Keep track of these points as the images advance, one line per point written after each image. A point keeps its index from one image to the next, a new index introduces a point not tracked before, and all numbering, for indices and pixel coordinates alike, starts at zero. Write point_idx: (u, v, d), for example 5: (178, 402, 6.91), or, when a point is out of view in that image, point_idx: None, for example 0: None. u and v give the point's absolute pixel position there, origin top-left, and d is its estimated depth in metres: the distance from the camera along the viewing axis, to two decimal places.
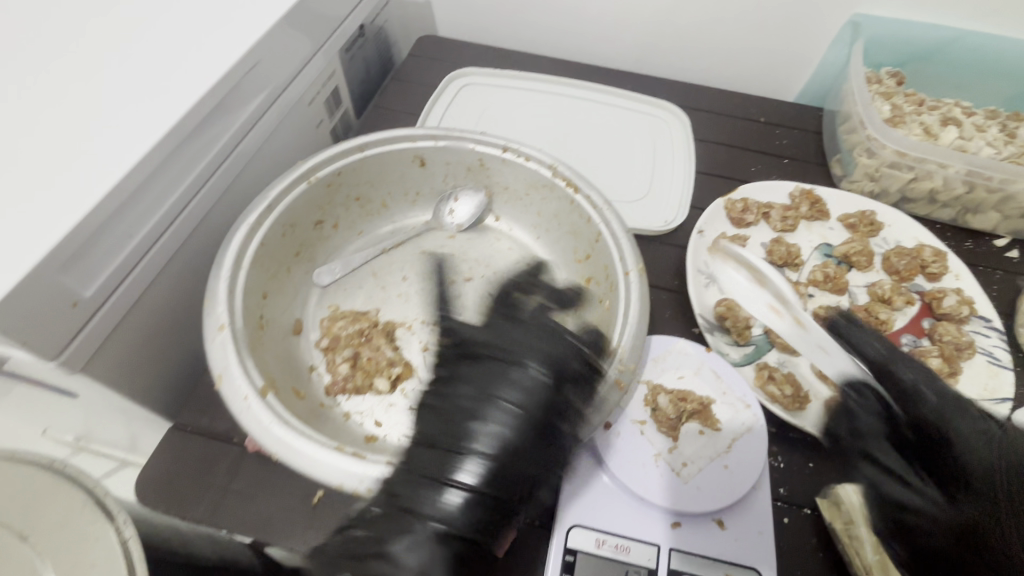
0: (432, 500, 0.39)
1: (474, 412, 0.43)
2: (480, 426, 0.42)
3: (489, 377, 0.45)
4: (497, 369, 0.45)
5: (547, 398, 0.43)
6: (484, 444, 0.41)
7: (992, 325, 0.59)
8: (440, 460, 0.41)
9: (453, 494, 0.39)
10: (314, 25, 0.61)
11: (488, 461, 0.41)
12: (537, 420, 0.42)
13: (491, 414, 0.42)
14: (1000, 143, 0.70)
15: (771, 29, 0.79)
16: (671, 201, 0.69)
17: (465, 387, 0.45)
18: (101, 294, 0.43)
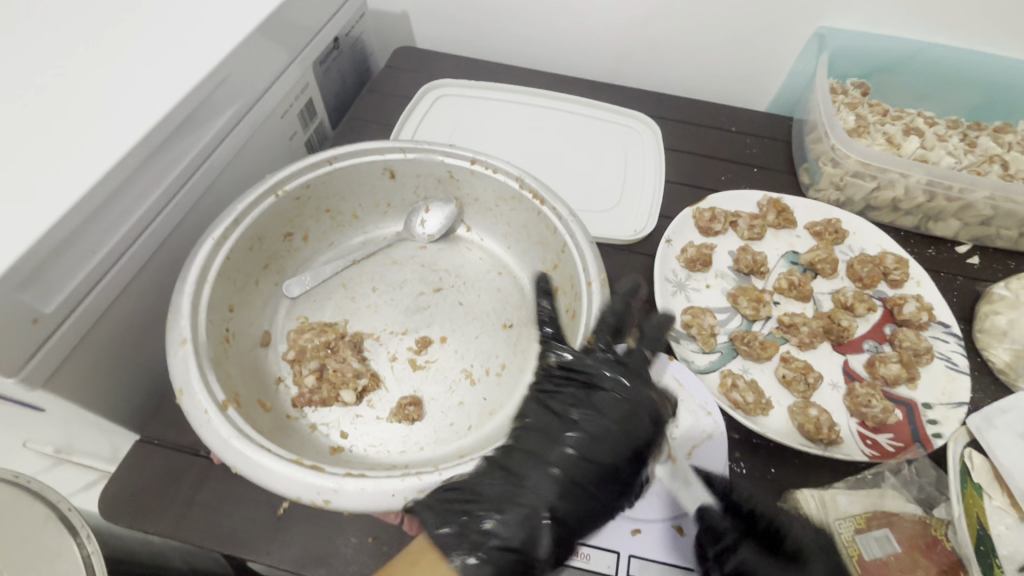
0: (496, 534, 0.39)
1: (561, 424, 0.45)
2: (568, 454, 0.43)
3: (585, 396, 0.46)
4: (594, 390, 0.46)
5: (634, 436, 0.44)
6: (549, 472, 0.42)
7: (950, 330, 0.61)
8: (519, 468, 0.42)
9: (515, 527, 0.40)
10: (287, 38, 0.62)
11: (551, 495, 0.41)
12: (604, 457, 0.43)
13: (579, 431, 0.44)
14: (960, 152, 0.72)
15: (740, 41, 0.81)
16: (641, 210, 0.70)
17: (570, 416, 0.45)
18: (64, 310, 0.43)
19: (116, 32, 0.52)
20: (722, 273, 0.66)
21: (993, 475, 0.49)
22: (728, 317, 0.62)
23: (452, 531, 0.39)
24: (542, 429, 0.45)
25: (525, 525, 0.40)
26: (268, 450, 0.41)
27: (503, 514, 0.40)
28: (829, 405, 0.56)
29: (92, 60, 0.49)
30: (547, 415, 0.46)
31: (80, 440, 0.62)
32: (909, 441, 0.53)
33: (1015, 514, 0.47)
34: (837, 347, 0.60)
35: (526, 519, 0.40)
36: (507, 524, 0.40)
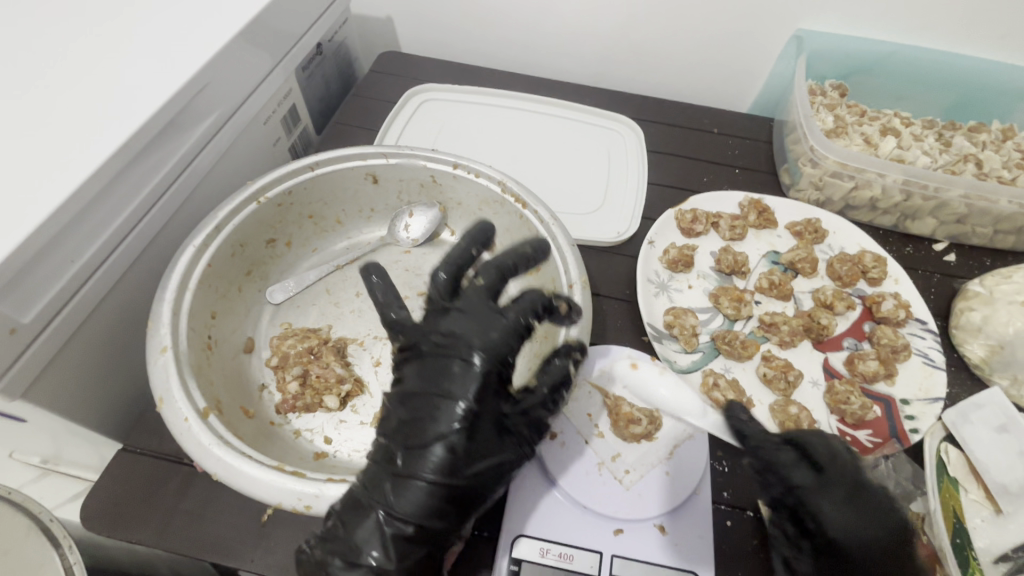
0: (379, 504, 0.39)
1: (425, 398, 0.42)
2: (415, 424, 0.42)
3: (432, 367, 0.43)
4: (439, 360, 0.43)
5: (473, 389, 0.42)
6: (429, 454, 0.40)
7: (927, 327, 0.62)
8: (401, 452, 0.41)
9: (398, 498, 0.39)
10: (268, 45, 0.62)
11: (413, 462, 0.40)
12: (449, 417, 0.41)
13: (443, 407, 0.41)
14: (936, 152, 0.74)
15: (720, 44, 0.82)
16: (623, 212, 0.71)
17: (412, 388, 0.44)
18: (42, 320, 0.42)
19: (94, 38, 0.52)
20: (704, 274, 0.67)
21: (969, 468, 0.50)
22: (709, 317, 0.63)
23: (345, 505, 0.40)
24: (398, 407, 0.44)
25: (401, 495, 0.39)
26: (249, 456, 0.41)
27: (395, 499, 0.39)
28: (809, 403, 0.57)
29: (71, 69, 0.49)
30: (394, 399, 0.44)
31: (66, 451, 0.62)
32: (887, 437, 0.54)
33: (989, 507, 0.49)
34: (817, 345, 0.61)
35: (400, 489, 0.40)
36: (381, 494, 0.40)
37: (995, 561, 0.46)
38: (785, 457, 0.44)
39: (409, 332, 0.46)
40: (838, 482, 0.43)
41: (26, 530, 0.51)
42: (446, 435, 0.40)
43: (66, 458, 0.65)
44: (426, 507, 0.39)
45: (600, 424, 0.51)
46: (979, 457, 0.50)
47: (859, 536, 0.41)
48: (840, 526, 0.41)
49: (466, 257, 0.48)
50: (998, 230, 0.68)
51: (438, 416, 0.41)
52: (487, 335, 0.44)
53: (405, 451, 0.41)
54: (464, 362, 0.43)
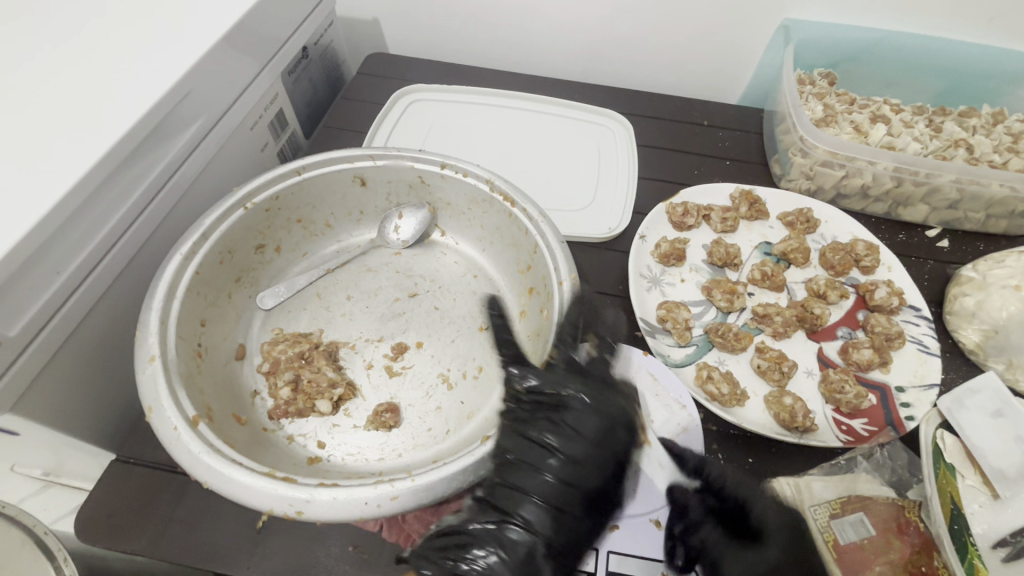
0: (525, 540, 0.40)
1: (531, 438, 0.43)
2: (563, 464, 0.42)
3: (536, 410, 0.45)
4: (546, 404, 0.45)
5: (626, 443, 0.44)
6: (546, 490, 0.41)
7: (921, 314, 0.62)
8: (508, 489, 0.41)
9: (549, 534, 0.40)
10: (254, 46, 0.61)
11: (561, 500, 0.41)
12: (601, 463, 0.42)
13: (551, 450, 0.42)
14: (926, 138, 0.73)
15: (709, 36, 0.81)
16: (614, 207, 0.71)
17: (556, 429, 0.43)
18: (27, 333, 0.42)
19: (73, 47, 0.51)
20: (696, 267, 0.66)
21: (965, 454, 0.50)
22: (702, 310, 0.63)
23: (486, 533, 0.40)
24: (534, 443, 0.43)
25: (553, 530, 0.40)
26: (239, 462, 0.41)
27: (512, 531, 0.40)
28: (805, 393, 0.57)
29: (52, 79, 0.49)
30: (525, 436, 0.43)
31: (67, 463, 0.62)
32: (883, 425, 0.53)
33: (988, 492, 0.48)
34: (811, 335, 0.61)
35: (552, 525, 0.40)
36: (529, 525, 0.40)
37: (994, 545, 0.45)
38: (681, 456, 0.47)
39: (545, 380, 0.46)
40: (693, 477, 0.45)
41: (22, 543, 0.52)
42: (597, 481, 0.42)
43: (66, 470, 0.65)
44: (569, 549, 0.40)
45: None
46: (975, 442, 0.50)
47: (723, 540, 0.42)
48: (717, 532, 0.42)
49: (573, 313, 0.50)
50: (990, 214, 0.68)
51: (592, 464, 0.42)
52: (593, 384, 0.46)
53: (548, 489, 0.41)
54: (613, 414, 0.44)
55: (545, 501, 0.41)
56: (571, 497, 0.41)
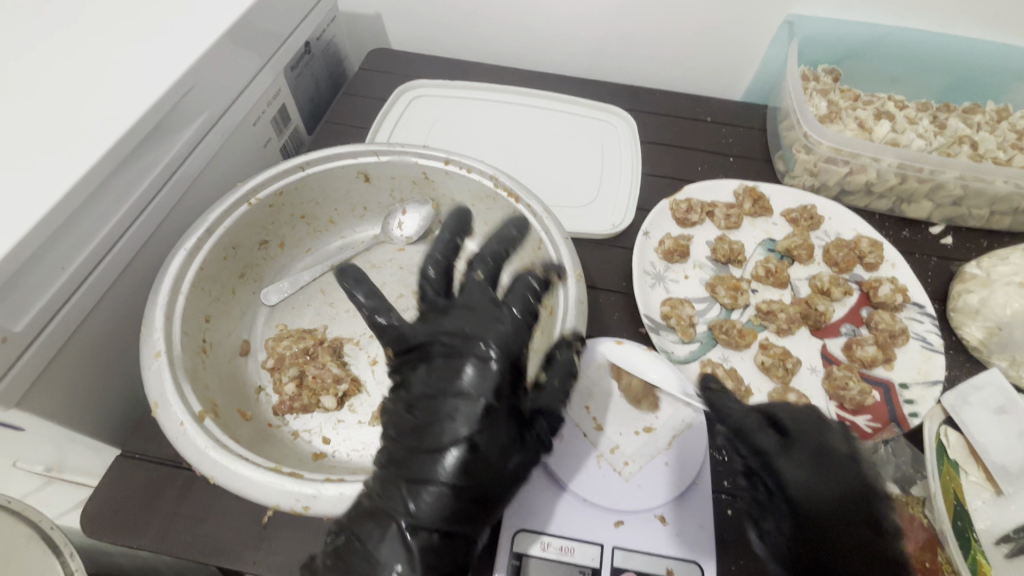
0: (401, 514, 0.39)
1: (439, 401, 0.43)
2: (434, 431, 0.41)
3: (438, 367, 0.45)
4: (447, 360, 0.45)
5: (484, 393, 0.42)
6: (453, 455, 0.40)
7: (925, 311, 0.62)
8: (418, 453, 0.41)
9: (420, 505, 0.39)
10: (257, 42, 0.61)
11: (470, 462, 0.40)
12: (453, 423, 0.41)
13: (459, 411, 0.42)
14: (931, 134, 0.73)
15: (713, 32, 0.81)
16: (618, 204, 0.71)
17: (426, 394, 0.44)
18: (33, 329, 0.42)
19: (76, 42, 0.51)
20: (700, 264, 0.66)
21: (969, 450, 0.50)
22: (706, 306, 0.63)
23: (399, 498, 0.40)
24: (443, 404, 0.42)
25: (421, 502, 0.39)
26: (246, 458, 0.41)
27: (419, 497, 0.39)
28: (809, 389, 0.57)
29: (54, 74, 0.48)
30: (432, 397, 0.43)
31: (71, 458, 0.62)
32: (887, 422, 0.54)
33: (990, 488, 0.49)
34: (815, 332, 0.61)
35: (419, 496, 0.39)
36: (436, 491, 0.39)
37: (996, 542, 0.46)
38: (759, 426, 0.47)
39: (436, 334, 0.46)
40: (803, 446, 0.46)
41: (27, 538, 0.52)
42: (458, 440, 0.40)
43: (69, 466, 0.65)
44: (450, 514, 0.39)
45: (599, 418, 0.51)
46: (980, 439, 0.50)
47: (817, 498, 0.43)
48: (806, 492, 0.44)
49: (449, 254, 0.51)
50: (994, 211, 0.68)
51: (454, 423, 0.41)
52: (497, 333, 0.45)
53: (426, 459, 0.41)
54: (469, 362, 0.43)
55: (421, 472, 0.40)
56: (479, 457, 0.40)
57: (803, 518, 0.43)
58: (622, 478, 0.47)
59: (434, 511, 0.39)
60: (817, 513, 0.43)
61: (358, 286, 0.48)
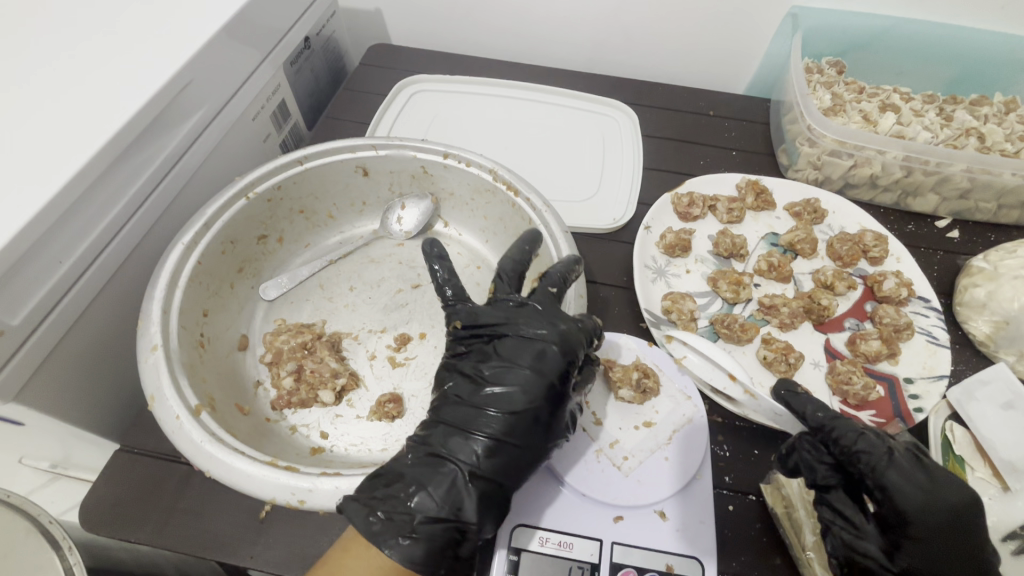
0: (460, 464, 0.40)
1: (503, 369, 0.43)
2: (498, 396, 0.42)
3: (504, 343, 0.44)
4: (515, 336, 0.44)
5: (550, 371, 0.43)
6: (509, 420, 0.41)
7: (931, 305, 0.61)
8: (476, 411, 0.42)
9: (479, 458, 0.40)
10: (256, 36, 0.61)
11: (523, 430, 0.41)
12: (517, 393, 0.42)
13: (522, 380, 0.42)
14: (937, 127, 0.72)
15: (715, 26, 0.80)
16: (618, 198, 0.70)
17: (491, 367, 0.43)
18: (30, 323, 0.42)
19: (71, 37, 0.51)
20: (702, 258, 0.66)
21: (975, 446, 0.50)
22: (708, 301, 0.62)
23: (455, 450, 0.40)
24: (505, 372, 0.43)
25: (482, 457, 0.40)
26: (242, 452, 0.41)
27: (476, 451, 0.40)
28: (812, 384, 0.56)
29: (51, 67, 0.48)
30: (495, 364, 0.43)
31: (73, 454, 0.62)
32: (891, 417, 0.53)
33: (997, 484, 0.48)
34: (818, 326, 0.60)
35: (480, 451, 0.40)
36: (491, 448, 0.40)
37: (1003, 538, 0.46)
38: (860, 434, 0.41)
39: (504, 313, 0.46)
40: (904, 451, 0.41)
41: (27, 532, 0.52)
42: (522, 407, 0.41)
43: (72, 462, 0.65)
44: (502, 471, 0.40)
45: (599, 412, 0.51)
46: (986, 434, 0.49)
47: (931, 509, 0.38)
48: (917, 501, 0.39)
49: (526, 259, 0.50)
50: (1002, 204, 0.67)
51: (518, 392, 0.42)
52: (565, 326, 0.44)
53: (488, 419, 0.41)
54: (539, 344, 0.43)
55: (483, 430, 0.41)
56: (532, 427, 0.41)
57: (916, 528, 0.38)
58: (623, 473, 0.47)
59: (492, 466, 0.40)
60: (931, 526, 0.38)
61: (439, 260, 0.49)
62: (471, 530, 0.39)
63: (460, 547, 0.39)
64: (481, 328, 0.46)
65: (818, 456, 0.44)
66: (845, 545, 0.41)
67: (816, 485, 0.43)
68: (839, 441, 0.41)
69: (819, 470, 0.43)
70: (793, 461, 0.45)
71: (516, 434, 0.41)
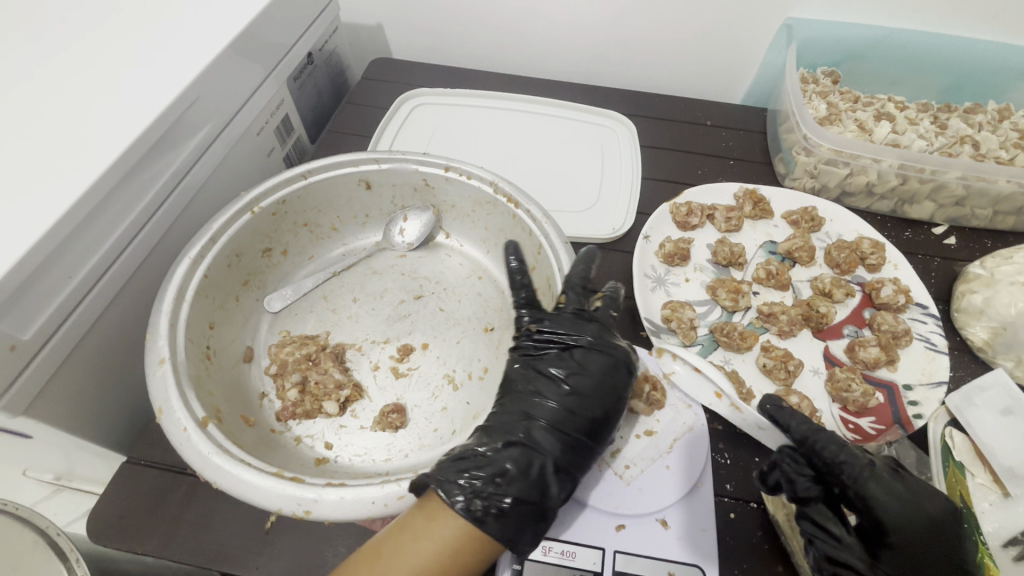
0: (546, 453, 0.43)
1: (579, 375, 0.47)
2: (576, 399, 0.46)
3: (577, 353, 0.48)
4: (590, 347, 0.48)
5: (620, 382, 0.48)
6: (585, 421, 0.45)
7: (928, 312, 0.61)
8: (556, 409, 0.45)
9: (561, 451, 0.43)
10: (260, 52, 0.62)
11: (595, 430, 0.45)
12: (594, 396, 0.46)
13: (596, 388, 0.46)
14: (932, 135, 0.73)
15: (711, 37, 0.81)
16: (617, 208, 0.71)
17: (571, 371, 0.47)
18: (41, 337, 0.43)
19: (82, 56, 0.52)
20: (701, 266, 0.66)
21: (974, 452, 0.50)
22: (707, 309, 0.63)
23: (539, 441, 0.43)
24: (581, 377, 0.47)
25: (564, 450, 0.43)
26: (248, 463, 0.41)
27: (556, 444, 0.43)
28: (811, 391, 0.57)
29: (61, 85, 0.50)
30: (572, 369, 0.47)
31: (78, 466, 0.63)
32: (890, 424, 0.53)
33: (998, 490, 0.48)
34: (817, 334, 0.61)
35: (563, 445, 0.44)
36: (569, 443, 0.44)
37: (1004, 544, 0.46)
38: (840, 446, 0.44)
39: (578, 325, 0.50)
40: (881, 464, 0.43)
41: (34, 544, 0.52)
42: (599, 410, 0.46)
43: (76, 474, 0.66)
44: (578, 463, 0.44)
45: None
46: (985, 440, 0.50)
47: (910, 518, 0.40)
48: (896, 511, 0.41)
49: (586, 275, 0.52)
50: (998, 210, 0.68)
51: (594, 397, 0.46)
52: (627, 349, 0.50)
53: (567, 417, 0.45)
54: (612, 358, 0.48)
55: (563, 426, 0.44)
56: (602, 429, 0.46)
57: (897, 536, 0.40)
58: (626, 482, 0.47)
59: (572, 459, 0.43)
60: (909, 535, 0.40)
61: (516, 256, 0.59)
62: (549, 515, 0.42)
63: (539, 529, 0.41)
64: (556, 334, 0.49)
65: (797, 468, 0.44)
66: (828, 557, 0.40)
67: (797, 498, 0.43)
68: (821, 451, 0.44)
69: (799, 482, 0.43)
70: (776, 475, 0.45)
71: (589, 433, 0.45)
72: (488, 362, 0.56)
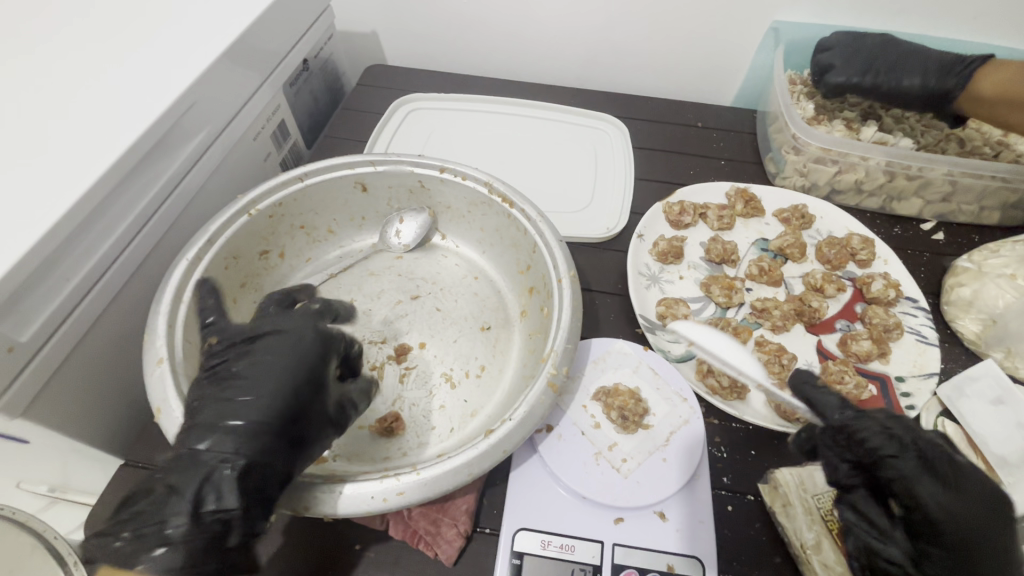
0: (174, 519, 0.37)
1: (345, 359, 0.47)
2: (236, 428, 0.39)
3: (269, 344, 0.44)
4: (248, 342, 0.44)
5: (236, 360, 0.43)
6: (215, 458, 0.38)
7: (919, 305, 0.62)
8: (189, 448, 0.38)
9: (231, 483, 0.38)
10: (258, 60, 0.63)
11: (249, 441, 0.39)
12: (298, 367, 0.43)
13: (247, 392, 0.40)
14: (916, 133, 0.75)
15: (701, 40, 0.83)
16: (610, 208, 0.72)
17: (244, 363, 0.42)
18: (39, 338, 0.43)
19: (82, 62, 0.53)
20: (694, 264, 0.67)
21: (967, 441, 0.51)
22: (701, 306, 0.64)
23: (205, 457, 0.38)
24: (262, 366, 0.42)
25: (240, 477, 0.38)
26: None
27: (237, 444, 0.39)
28: None
29: (57, 89, 0.50)
30: (259, 363, 0.42)
31: (75, 476, 0.63)
32: None
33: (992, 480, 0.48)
34: (811, 328, 0.62)
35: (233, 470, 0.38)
36: (230, 448, 0.38)
37: None
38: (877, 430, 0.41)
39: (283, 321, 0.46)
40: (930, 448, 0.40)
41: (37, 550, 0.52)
42: (238, 442, 0.39)
43: (70, 484, 0.66)
44: (298, 452, 0.41)
45: (597, 414, 0.52)
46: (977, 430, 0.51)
47: (965, 502, 0.38)
48: (939, 508, 0.38)
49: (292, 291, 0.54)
50: (984, 206, 0.69)
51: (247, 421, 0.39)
52: (268, 358, 0.43)
53: (217, 443, 0.38)
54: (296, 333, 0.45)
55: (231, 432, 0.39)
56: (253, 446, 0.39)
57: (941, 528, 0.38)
58: (620, 472, 0.48)
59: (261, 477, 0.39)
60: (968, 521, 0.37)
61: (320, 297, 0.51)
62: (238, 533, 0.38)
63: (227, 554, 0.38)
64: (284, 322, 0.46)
65: (838, 453, 0.43)
66: (866, 545, 0.41)
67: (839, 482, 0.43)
68: (864, 443, 0.41)
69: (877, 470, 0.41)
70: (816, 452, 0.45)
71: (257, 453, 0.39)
72: (484, 361, 0.58)
